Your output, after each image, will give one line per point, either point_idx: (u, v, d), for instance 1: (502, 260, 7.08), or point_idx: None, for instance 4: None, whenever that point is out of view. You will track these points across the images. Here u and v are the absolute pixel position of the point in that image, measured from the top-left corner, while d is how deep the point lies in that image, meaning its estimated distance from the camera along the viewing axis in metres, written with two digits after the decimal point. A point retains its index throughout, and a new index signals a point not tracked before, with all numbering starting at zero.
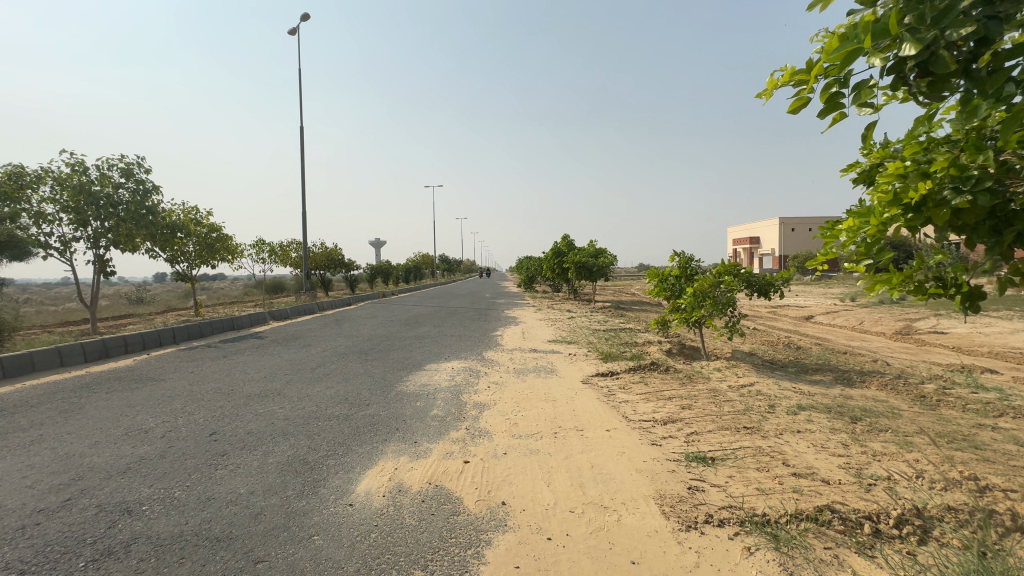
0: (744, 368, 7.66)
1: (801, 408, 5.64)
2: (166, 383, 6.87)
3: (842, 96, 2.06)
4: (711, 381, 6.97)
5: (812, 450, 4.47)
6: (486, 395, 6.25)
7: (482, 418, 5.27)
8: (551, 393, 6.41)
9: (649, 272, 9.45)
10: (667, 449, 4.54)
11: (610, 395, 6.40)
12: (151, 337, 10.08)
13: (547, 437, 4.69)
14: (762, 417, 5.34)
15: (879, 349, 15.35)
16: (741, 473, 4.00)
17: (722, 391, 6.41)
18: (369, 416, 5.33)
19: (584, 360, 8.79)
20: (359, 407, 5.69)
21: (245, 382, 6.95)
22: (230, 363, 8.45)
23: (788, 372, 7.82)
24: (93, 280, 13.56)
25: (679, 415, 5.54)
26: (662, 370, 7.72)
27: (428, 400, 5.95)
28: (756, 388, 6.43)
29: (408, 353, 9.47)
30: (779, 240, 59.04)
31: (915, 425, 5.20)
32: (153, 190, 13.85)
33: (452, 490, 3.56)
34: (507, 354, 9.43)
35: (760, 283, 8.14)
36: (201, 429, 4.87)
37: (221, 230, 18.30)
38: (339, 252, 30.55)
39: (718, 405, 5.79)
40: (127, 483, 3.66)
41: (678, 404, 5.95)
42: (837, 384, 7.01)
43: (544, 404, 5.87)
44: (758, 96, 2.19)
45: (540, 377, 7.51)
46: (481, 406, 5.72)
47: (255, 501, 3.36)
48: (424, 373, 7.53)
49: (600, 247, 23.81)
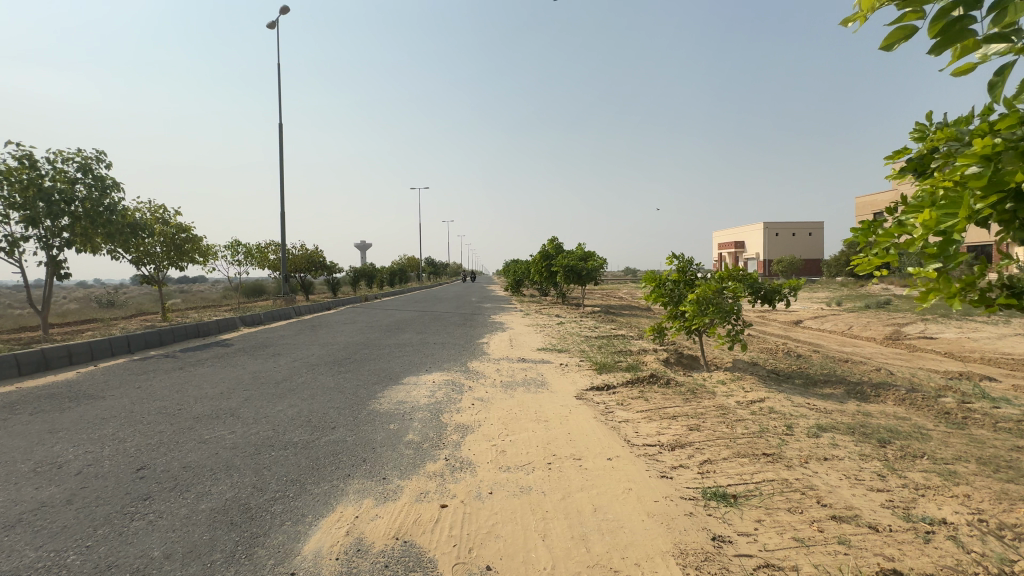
0: (750, 381, 7.07)
1: (822, 429, 5.05)
2: (105, 402, 6.03)
3: (972, 22, 1.41)
4: (717, 396, 6.36)
5: (847, 483, 3.86)
6: (469, 415, 5.54)
7: (464, 445, 4.57)
8: (542, 412, 5.73)
9: (646, 275, 8.83)
10: (679, 484, 3.88)
11: (608, 414, 5.74)
12: (102, 346, 9.15)
13: (539, 470, 4.01)
14: (781, 440, 4.73)
15: (873, 356, 15.01)
16: (772, 516, 3.37)
17: (730, 408, 5.80)
18: (332, 443, 4.57)
19: (577, 371, 8.13)
20: (323, 431, 4.93)
21: (196, 400, 6.14)
22: (186, 376, 7.60)
23: (797, 384, 7.26)
24: (45, 283, 12.51)
25: (688, 438, 4.90)
26: (662, 383, 7.09)
27: (403, 423, 5.22)
28: (768, 405, 5.83)
29: (386, 363, 8.71)
30: (764, 245, 59.35)
31: (950, 449, 4.65)
32: (114, 186, 12.86)
33: (424, 549, 2.85)
34: (493, 364, 8.73)
35: (765, 289, 7.59)
36: (127, 463, 4.07)
37: (191, 230, 17.28)
38: (320, 254, 29.54)
39: (730, 426, 5.17)
40: (9, 545, 2.88)
41: (685, 424, 5.32)
42: (852, 399, 6.46)
43: (534, 426, 5.19)
44: (846, 21, 1.55)
45: (530, 391, 6.83)
46: (463, 430, 5.02)
47: (168, 572, 2.61)
48: (401, 387, 6.80)
49: (589, 250, 23.25)
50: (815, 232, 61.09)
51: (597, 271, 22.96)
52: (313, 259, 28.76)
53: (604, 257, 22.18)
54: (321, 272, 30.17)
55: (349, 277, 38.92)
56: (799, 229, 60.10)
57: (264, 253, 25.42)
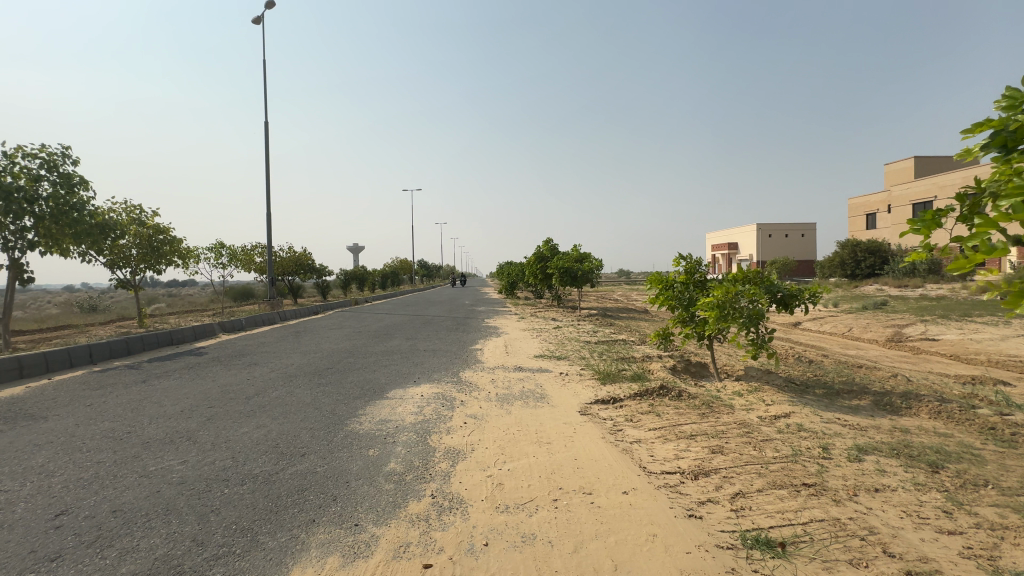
0: (769, 392, 6.45)
1: (863, 452, 4.43)
2: (46, 424, 5.29)
3: None
4: (736, 411, 5.73)
5: (910, 524, 3.24)
6: (461, 436, 4.86)
7: (455, 476, 3.90)
8: (545, 432, 5.06)
9: (651, 278, 8.18)
10: (711, 526, 3.24)
11: (618, 435, 5.08)
12: (59, 356, 8.37)
13: (545, 511, 3.35)
14: (820, 466, 4.10)
15: (878, 359, 14.52)
16: (833, 571, 2.74)
17: (754, 425, 5.17)
18: (299, 476, 3.89)
19: (579, 382, 7.48)
20: (290, 460, 4.23)
21: (152, 420, 5.42)
22: (148, 391, 6.87)
23: (819, 395, 6.64)
24: (8, 288, 11.66)
25: (713, 464, 4.26)
26: (674, 396, 6.44)
27: (384, 448, 4.54)
28: (796, 421, 5.21)
29: (370, 373, 8.01)
30: (758, 246, 59.17)
31: (1013, 475, 4.05)
32: (82, 184, 12.08)
33: None
34: (487, 374, 8.07)
35: (783, 293, 7.10)
36: (44, 508, 3.37)
37: (169, 232, 16.46)
38: (308, 257, 28.72)
39: (758, 448, 4.54)
40: None
41: (706, 446, 4.68)
42: (883, 413, 5.86)
43: (536, 450, 4.53)
44: None
45: (528, 405, 6.19)
46: (454, 456, 4.35)
47: None
48: (385, 403, 6.11)
49: (585, 251, 22.67)
50: (807, 233, 61.17)
51: (593, 273, 22.36)
52: (302, 262, 27.98)
53: (601, 259, 21.58)
54: (310, 275, 29.33)
55: (339, 280, 37.99)
56: (791, 230, 60.07)
57: (250, 256, 24.57)
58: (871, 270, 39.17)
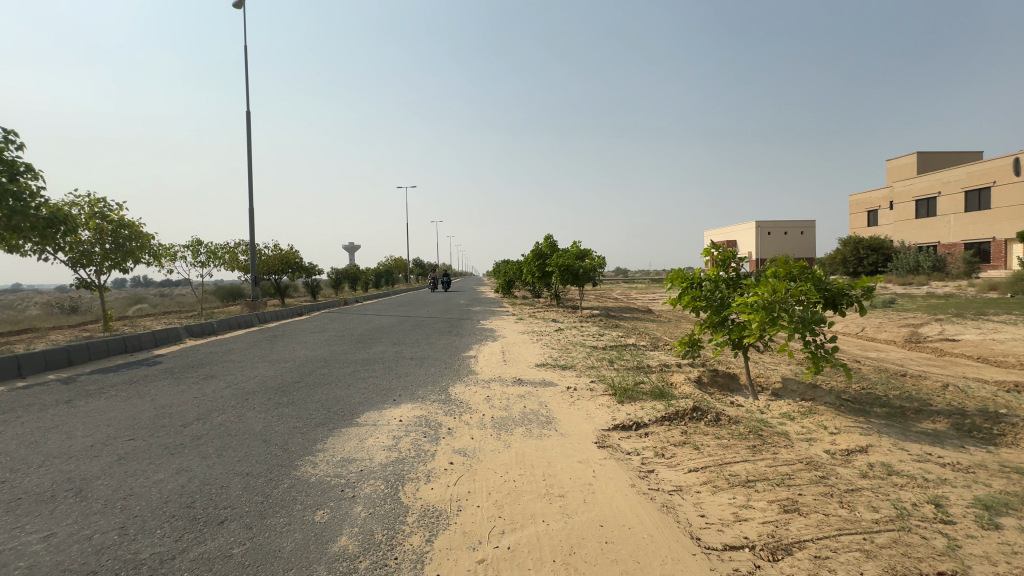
0: (827, 415, 5.26)
1: (993, 511, 3.23)
2: None
3: None
4: (795, 443, 4.52)
5: None
6: (443, 488, 3.64)
7: (430, 567, 2.65)
8: (555, 479, 3.83)
9: (673, 274, 7.00)
10: None
11: (652, 481, 3.85)
12: None
13: None
14: (948, 540, 2.91)
15: (905, 362, 13.40)
16: None
17: (828, 467, 3.97)
18: (202, 566, 2.65)
19: (591, 399, 6.29)
20: (200, 533, 2.99)
21: (41, 463, 4.12)
22: (64, 415, 5.58)
23: (884, 417, 5.47)
24: None
25: (793, 532, 3.06)
26: (711, 421, 5.22)
27: (337, 509, 3.30)
28: (880, 462, 4.02)
29: (342, 390, 6.75)
30: (758, 243, 58.14)
31: None
32: (29, 172, 10.76)
33: None
34: (480, 388, 6.87)
35: (833, 293, 5.98)
36: None
37: (137, 228, 15.08)
38: (296, 255, 27.40)
39: (849, 507, 3.33)
40: None
41: (774, 500, 3.47)
42: (973, 443, 4.70)
43: (545, 511, 3.30)
44: None
45: (531, 433, 4.99)
46: (431, 525, 3.09)
47: None
48: (353, 433, 4.89)
49: (586, 248, 21.38)
50: (806, 230, 60.08)
51: (594, 271, 21.10)
52: (288, 260, 26.64)
53: (602, 255, 20.31)
54: (298, 273, 27.97)
55: (330, 279, 36.52)
56: (791, 227, 59.01)
57: (232, 254, 23.24)
58: (875, 267, 38.02)
